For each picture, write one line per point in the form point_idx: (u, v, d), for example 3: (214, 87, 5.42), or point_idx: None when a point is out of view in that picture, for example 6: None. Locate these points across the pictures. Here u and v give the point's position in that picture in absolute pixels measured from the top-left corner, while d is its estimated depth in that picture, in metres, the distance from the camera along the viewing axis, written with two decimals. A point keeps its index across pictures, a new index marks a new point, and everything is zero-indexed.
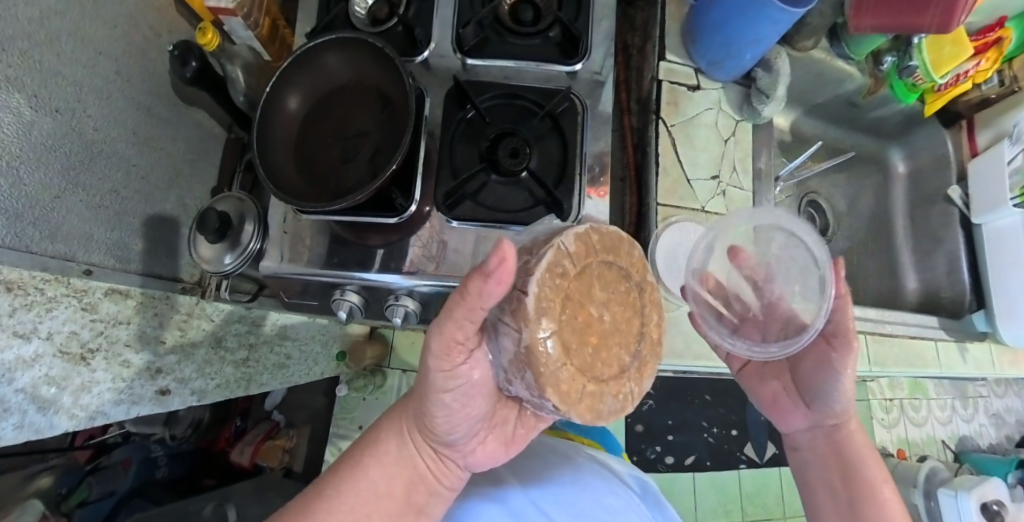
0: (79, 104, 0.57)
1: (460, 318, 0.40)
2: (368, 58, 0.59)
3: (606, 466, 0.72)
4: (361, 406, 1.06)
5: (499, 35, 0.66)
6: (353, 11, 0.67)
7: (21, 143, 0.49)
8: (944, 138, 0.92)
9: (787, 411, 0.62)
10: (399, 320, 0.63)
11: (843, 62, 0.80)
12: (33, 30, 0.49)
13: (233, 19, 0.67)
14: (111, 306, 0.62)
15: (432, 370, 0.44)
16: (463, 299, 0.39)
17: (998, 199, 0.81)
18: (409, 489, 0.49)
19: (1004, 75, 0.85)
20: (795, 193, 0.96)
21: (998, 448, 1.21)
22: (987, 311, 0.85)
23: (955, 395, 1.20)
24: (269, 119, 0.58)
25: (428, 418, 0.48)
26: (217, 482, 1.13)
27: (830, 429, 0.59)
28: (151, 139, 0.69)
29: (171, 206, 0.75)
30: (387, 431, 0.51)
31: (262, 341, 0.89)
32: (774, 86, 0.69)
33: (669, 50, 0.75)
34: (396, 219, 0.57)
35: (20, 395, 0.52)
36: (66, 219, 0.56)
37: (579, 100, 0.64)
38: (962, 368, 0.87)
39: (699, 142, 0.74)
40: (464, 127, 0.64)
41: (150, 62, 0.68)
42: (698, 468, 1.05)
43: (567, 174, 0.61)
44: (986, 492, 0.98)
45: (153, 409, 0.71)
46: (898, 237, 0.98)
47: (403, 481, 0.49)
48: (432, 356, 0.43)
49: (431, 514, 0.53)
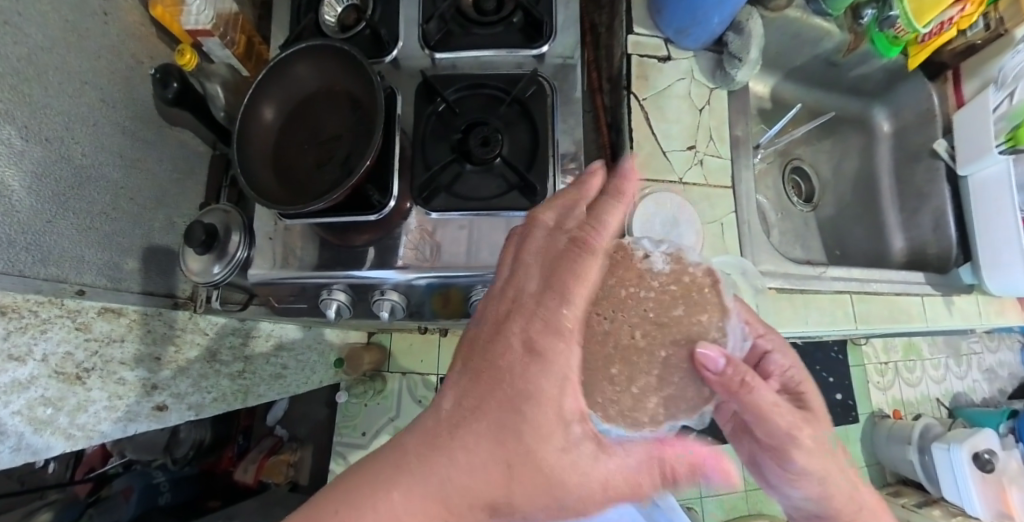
0: (67, 133, 0.57)
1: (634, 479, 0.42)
2: (336, 62, 0.59)
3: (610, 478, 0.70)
4: (362, 413, 1.07)
5: (464, 28, 0.67)
6: (322, 21, 0.68)
7: (11, 173, 0.50)
8: (929, 91, 0.91)
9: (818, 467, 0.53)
10: (387, 314, 0.64)
11: (819, 19, 0.81)
12: (20, 67, 0.51)
13: (210, 40, 0.67)
14: (105, 325, 0.61)
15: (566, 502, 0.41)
16: (656, 467, 0.43)
17: (983, 148, 0.80)
18: None
19: (989, 19, 0.82)
20: (775, 160, 0.99)
21: (992, 402, 1.22)
22: (972, 263, 0.85)
23: (948, 353, 1.22)
24: (245, 131, 0.58)
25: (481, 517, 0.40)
26: (222, 504, 1.08)
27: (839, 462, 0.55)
28: (137, 160, 0.68)
29: (160, 225, 0.73)
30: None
31: (257, 354, 0.88)
32: (746, 49, 0.70)
33: (635, 24, 0.77)
34: (374, 216, 0.58)
35: (16, 418, 0.52)
36: (58, 243, 0.56)
37: (547, 82, 0.64)
38: (949, 322, 0.88)
39: (672, 114, 0.75)
40: (434, 121, 0.64)
41: (134, 87, 0.68)
42: (699, 444, 1.07)
43: (538, 157, 0.61)
44: (977, 443, 1.00)
45: (151, 425, 0.72)
46: (884, 198, 0.98)
47: None
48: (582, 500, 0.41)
49: None
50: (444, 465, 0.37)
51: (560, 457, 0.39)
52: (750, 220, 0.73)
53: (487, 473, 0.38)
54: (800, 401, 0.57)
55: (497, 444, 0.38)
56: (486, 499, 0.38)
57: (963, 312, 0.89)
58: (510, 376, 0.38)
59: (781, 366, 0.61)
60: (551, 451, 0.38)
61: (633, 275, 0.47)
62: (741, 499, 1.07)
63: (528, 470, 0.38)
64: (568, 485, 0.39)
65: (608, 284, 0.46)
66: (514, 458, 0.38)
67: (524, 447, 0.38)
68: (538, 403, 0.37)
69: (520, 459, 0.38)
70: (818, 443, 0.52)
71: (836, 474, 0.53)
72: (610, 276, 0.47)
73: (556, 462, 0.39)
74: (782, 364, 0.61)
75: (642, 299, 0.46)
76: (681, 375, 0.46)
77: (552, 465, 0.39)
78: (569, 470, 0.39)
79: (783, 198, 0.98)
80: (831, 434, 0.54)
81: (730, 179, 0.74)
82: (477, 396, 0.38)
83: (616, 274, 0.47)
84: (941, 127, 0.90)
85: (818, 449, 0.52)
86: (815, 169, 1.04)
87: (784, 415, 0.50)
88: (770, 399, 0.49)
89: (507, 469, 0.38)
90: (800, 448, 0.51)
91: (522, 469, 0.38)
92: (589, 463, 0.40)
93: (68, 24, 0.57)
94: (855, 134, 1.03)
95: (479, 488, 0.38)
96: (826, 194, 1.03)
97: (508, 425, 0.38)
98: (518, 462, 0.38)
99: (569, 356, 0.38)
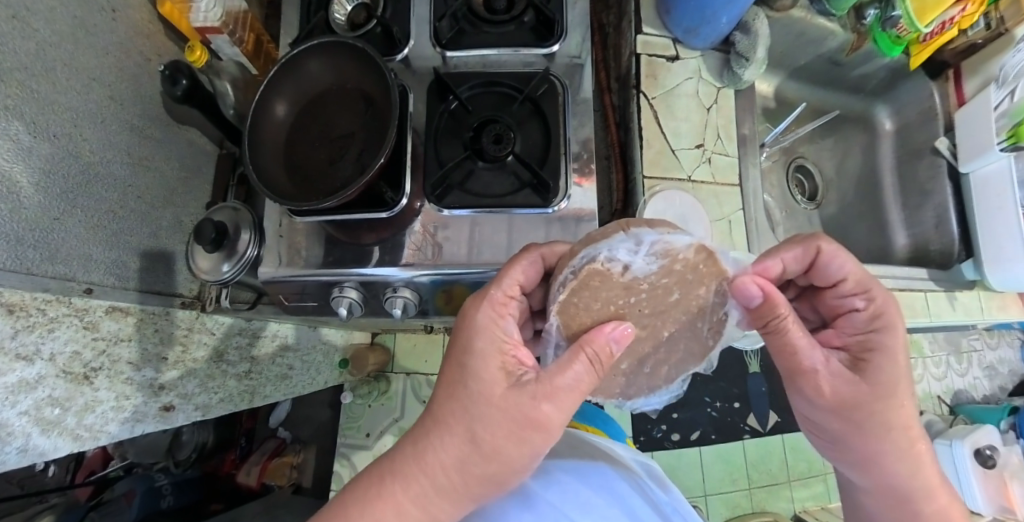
0: (74, 129, 0.57)
1: (579, 395, 0.45)
2: (349, 59, 0.60)
3: (621, 469, 0.73)
4: (366, 414, 1.07)
5: (474, 26, 0.67)
6: (332, 19, 0.68)
7: (19, 169, 0.50)
8: (931, 89, 0.92)
9: (875, 452, 0.50)
10: (399, 311, 0.64)
11: (824, 19, 0.82)
12: (29, 63, 0.51)
13: (219, 37, 0.67)
14: (112, 324, 0.61)
15: (532, 433, 0.45)
16: (593, 368, 0.45)
17: (984, 145, 0.81)
18: None
19: (990, 18, 0.82)
20: (779, 158, 1.01)
21: (992, 399, 1.23)
22: (975, 259, 0.87)
23: (950, 350, 1.22)
24: (257, 127, 0.58)
25: (459, 470, 0.46)
26: (224, 506, 1.08)
27: (916, 451, 0.50)
28: (144, 158, 0.68)
29: (167, 224, 0.73)
30: (396, 479, 0.46)
31: (263, 356, 0.88)
32: (753, 48, 0.71)
33: (645, 24, 0.78)
34: (387, 214, 0.59)
35: (23, 418, 0.52)
36: (65, 240, 0.56)
37: (558, 80, 0.65)
38: (950, 316, 0.89)
39: (681, 112, 0.76)
40: (446, 119, 0.65)
41: (141, 86, 0.68)
42: (703, 442, 1.07)
43: (550, 156, 0.62)
44: (979, 439, 1.02)
45: (158, 426, 0.71)
46: (886, 195, 0.99)
47: None
48: (536, 427, 0.44)
49: None
50: (424, 446, 0.46)
51: (493, 395, 0.45)
52: (757, 216, 0.74)
53: (443, 425, 0.46)
54: (857, 370, 0.49)
55: (447, 400, 0.47)
56: (445, 450, 0.46)
57: (966, 307, 0.91)
58: (454, 344, 0.49)
59: (859, 327, 0.50)
60: (493, 405, 0.45)
61: (619, 290, 0.47)
62: (746, 497, 1.07)
63: (473, 414, 0.45)
64: (500, 421, 0.44)
65: (598, 305, 0.48)
66: (455, 408, 0.46)
67: (472, 411, 0.45)
68: (468, 371, 0.46)
69: (463, 413, 0.45)
70: (854, 411, 0.48)
71: (878, 447, 0.49)
72: (596, 300, 0.48)
73: (504, 407, 0.44)
74: (861, 325, 0.50)
75: (636, 305, 0.47)
76: (683, 347, 0.52)
77: (506, 412, 0.44)
78: (517, 408, 0.44)
79: (788, 196, 0.99)
80: (898, 409, 0.48)
81: (738, 176, 0.75)
82: (439, 390, 0.48)
83: (603, 296, 0.47)
84: (943, 125, 0.91)
85: (850, 416, 0.48)
86: (817, 168, 1.04)
87: (811, 371, 0.48)
88: (798, 349, 0.47)
89: (455, 421, 0.46)
90: (822, 407, 0.49)
91: (465, 417, 0.45)
92: (512, 396, 0.44)
93: (76, 21, 0.57)
94: (858, 132, 1.04)
95: (438, 440, 0.46)
96: (829, 192, 1.03)
97: (453, 382, 0.47)
98: (456, 411, 0.46)
99: (490, 328, 0.48)
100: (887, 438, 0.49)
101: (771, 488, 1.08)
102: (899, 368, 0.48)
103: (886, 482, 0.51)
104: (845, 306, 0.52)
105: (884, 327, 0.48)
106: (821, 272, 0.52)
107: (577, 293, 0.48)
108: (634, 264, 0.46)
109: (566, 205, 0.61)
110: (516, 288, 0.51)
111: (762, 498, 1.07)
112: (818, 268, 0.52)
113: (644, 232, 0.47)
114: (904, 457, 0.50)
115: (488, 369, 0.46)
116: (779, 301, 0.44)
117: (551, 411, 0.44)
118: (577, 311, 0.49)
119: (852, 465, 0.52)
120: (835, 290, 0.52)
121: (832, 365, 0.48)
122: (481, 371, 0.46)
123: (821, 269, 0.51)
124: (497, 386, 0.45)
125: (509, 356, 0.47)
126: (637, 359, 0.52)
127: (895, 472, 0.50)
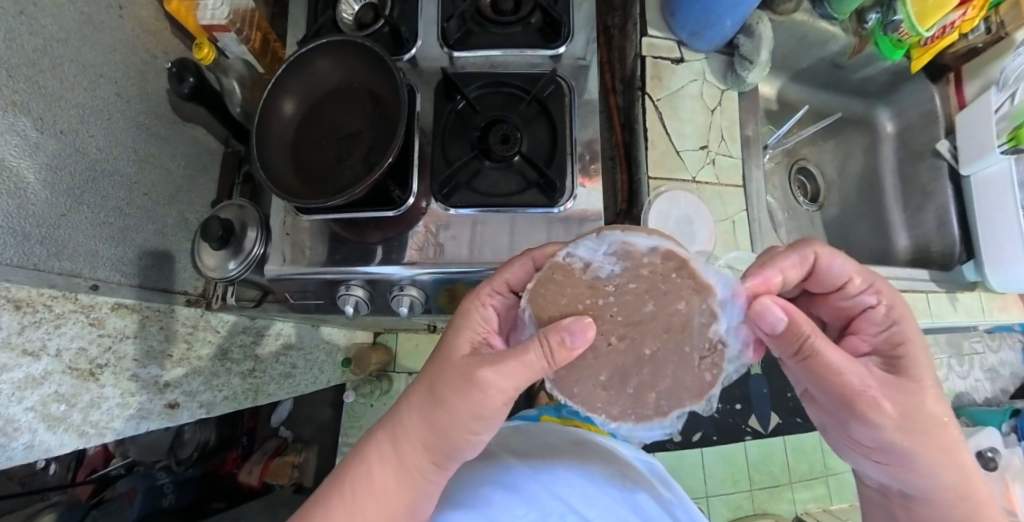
0: (81, 126, 0.57)
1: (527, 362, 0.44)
2: (357, 59, 0.60)
3: (620, 461, 0.74)
4: (369, 413, 1.09)
5: (482, 27, 0.68)
6: (340, 18, 0.69)
7: (26, 165, 0.50)
8: (932, 92, 0.93)
9: (934, 461, 0.46)
10: (405, 309, 0.65)
11: (825, 23, 0.83)
12: (37, 59, 0.52)
13: (226, 35, 0.67)
14: (118, 321, 0.61)
15: (481, 397, 0.45)
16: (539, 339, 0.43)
17: (985, 147, 0.82)
18: (400, 486, 0.51)
19: (990, 22, 0.84)
20: (782, 160, 1.02)
21: (994, 402, 1.23)
22: (975, 261, 0.88)
23: (951, 352, 1.22)
24: (265, 125, 0.59)
25: (422, 424, 0.50)
26: (226, 506, 1.08)
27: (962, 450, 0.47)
28: (150, 155, 0.69)
29: (172, 222, 0.73)
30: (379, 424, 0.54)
31: (266, 354, 0.89)
32: (757, 51, 0.72)
33: (649, 26, 0.78)
34: (393, 212, 0.59)
35: (30, 414, 0.52)
36: (72, 236, 0.56)
37: (564, 82, 0.66)
38: (954, 318, 0.89)
39: (685, 113, 0.76)
40: (454, 119, 0.65)
41: (147, 83, 0.68)
42: (705, 444, 1.08)
43: (557, 155, 0.63)
44: (981, 441, 1.03)
45: (163, 423, 0.72)
46: (887, 197, 1.00)
47: (389, 484, 0.51)
48: (477, 387, 0.45)
49: (421, 503, 0.54)
50: (402, 400, 0.53)
51: (453, 356, 0.49)
52: (759, 216, 0.75)
53: (417, 381, 0.52)
54: (896, 370, 0.46)
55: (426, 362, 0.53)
56: (412, 402, 0.51)
57: (967, 308, 0.90)
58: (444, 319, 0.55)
59: (880, 323, 0.49)
60: (448, 365, 0.48)
61: (583, 288, 0.47)
62: (747, 498, 1.07)
63: (435, 371, 0.50)
64: (449, 377, 0.47)
65: (565, 301, 0.47)
66: (427, 367, 0.52)
67: (434, 368, 0.50)
68: (443, 339, 0.51)
69: (430, 370, 0.51)
70: (915, 420, 0.44)
71: (937, 451, 0.46)
72: (562, 295, 0.47)
73: (455, 365, 0.48)
74: (881, 320, 0.49)
75: (605, 307, 0.46)
76: (673, 369, 0.47)
77: (454, 371, 0.47)
78: (463, 368, 0.47)
79: (790, 198, 1.00)
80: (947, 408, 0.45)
81: (741, 177, 0.76)
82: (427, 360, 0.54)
83: (568, 292, 0.47)
84: (943, 127, 0.92)
85: (915, 427, 0.44)
86: (819, 170, 1.05)
87: (864, 390, 0.44)
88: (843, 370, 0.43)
89: (423, 377, 0.51)
90: (889, 426, 0.45)
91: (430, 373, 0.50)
92: (466, 356, 0.48)
93: (84, 17, 0.58)
94: (859, 135, 1.04)
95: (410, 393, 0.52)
96: (831, 193, 1.05)
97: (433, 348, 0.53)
98: (427, 369, 0.51)
99: (469, 311, 0.51)
100: (950, 436, 0.46)
101: (772, 490, 1.08)
102: (928, 355, 0.47)
103: (954, 491, 0.47)
104: (855, 305, 0.52)
105: (902, 317, 0.48)
106: (824, 275, 0.51)
107: (542, 285, 0.48)
108: (601, 267, 0.47)
109: (572, 205, 0.61)
110: (506, 285, 0.52)
111: (763, 499, 1.08)
112: (822, 271, 0.51)
113: (610, 233, 0.48)
114: (955, 461, 0.47)
115: (457, 338, 0.50)
116: (803, 324, 0.42)
117: (489, 373, 0.45)
118: (545, 303, 0.48)
119: (922, 479, 0.47)
120: (842, 291, 0.51)
121: (879, 375, 0.45)
122: (452, 339, 0.50)
123: (824, 272, 0.51)
124: (459, 350, 0.49)
125: (478, 330, 0.50)
126: (618, 372, 0.48)
127: (946, 478, 0.47)
